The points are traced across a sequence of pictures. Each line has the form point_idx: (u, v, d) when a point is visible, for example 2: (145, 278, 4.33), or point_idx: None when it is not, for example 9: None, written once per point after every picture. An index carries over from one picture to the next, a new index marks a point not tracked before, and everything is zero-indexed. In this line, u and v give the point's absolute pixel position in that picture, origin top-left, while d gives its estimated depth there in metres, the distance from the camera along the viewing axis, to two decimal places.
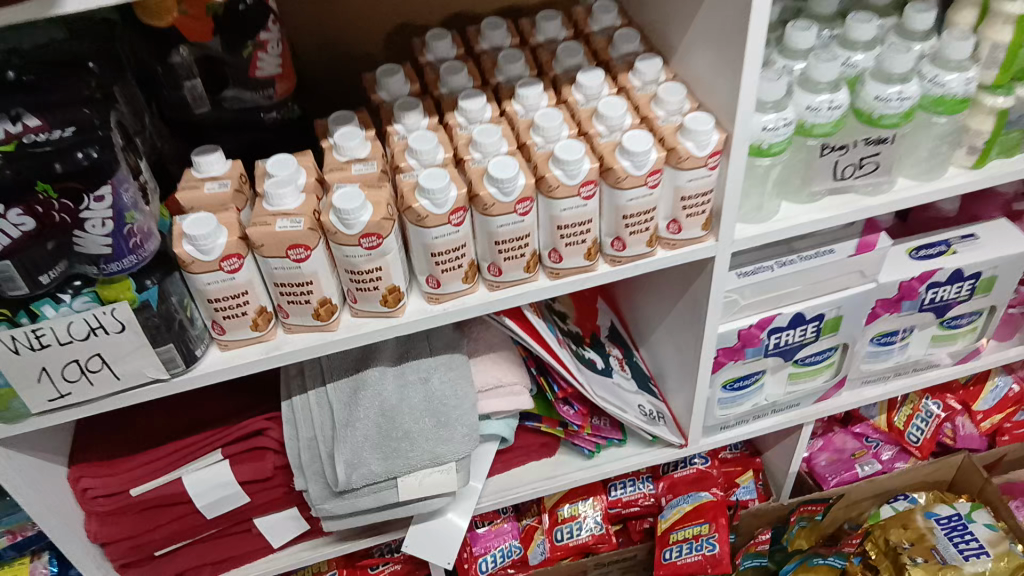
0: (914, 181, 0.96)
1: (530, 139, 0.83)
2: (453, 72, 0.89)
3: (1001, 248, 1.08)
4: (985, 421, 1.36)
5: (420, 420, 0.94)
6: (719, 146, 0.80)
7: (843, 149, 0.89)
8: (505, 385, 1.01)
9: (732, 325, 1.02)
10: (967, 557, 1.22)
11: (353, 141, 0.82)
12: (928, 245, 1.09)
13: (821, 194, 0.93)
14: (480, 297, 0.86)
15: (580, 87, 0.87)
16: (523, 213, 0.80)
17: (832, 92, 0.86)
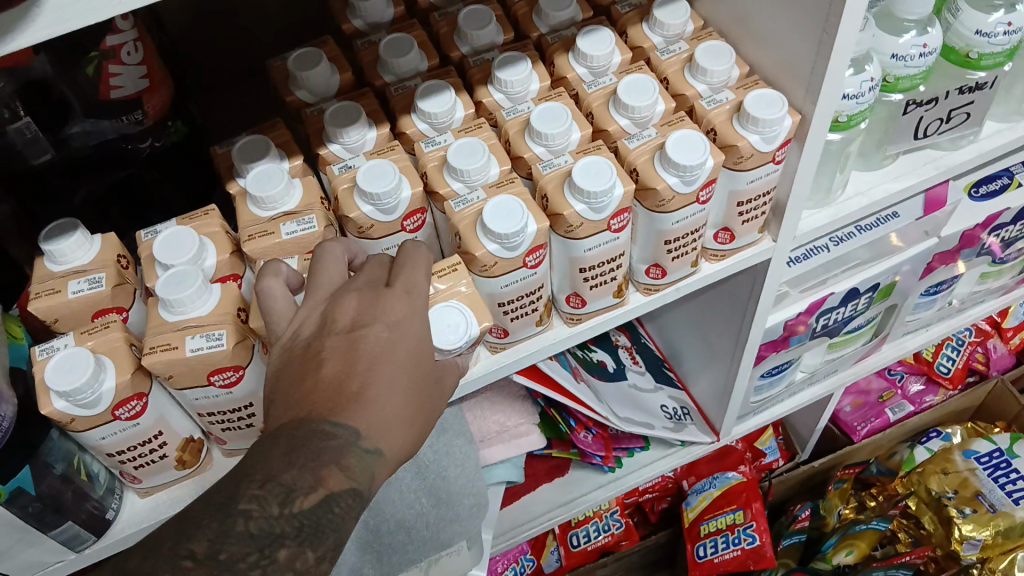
0: (1005, 122, 0.76)
1: (526, 150, 0.59)
2: (398, 51, 0.63)
3: None
4: (1014, 337, 1.26)
5: (415, 504, 0.74)
6: (791, 134, 0.58)
7: (932, 102, 0.67)
8: (510, 429, 0.86)
9: (777, 317, 0.82)
10: (1017, 501, 1.10)
11: (274, 188, 0.56)
12: (987, 178, 0.90)
13: (893, 156, 0.72)
14: (484, 365, 0.64)
15: (582, 59, 0.63)
16: (534, 264, 0.57)
17: (923, 30, 0.63)
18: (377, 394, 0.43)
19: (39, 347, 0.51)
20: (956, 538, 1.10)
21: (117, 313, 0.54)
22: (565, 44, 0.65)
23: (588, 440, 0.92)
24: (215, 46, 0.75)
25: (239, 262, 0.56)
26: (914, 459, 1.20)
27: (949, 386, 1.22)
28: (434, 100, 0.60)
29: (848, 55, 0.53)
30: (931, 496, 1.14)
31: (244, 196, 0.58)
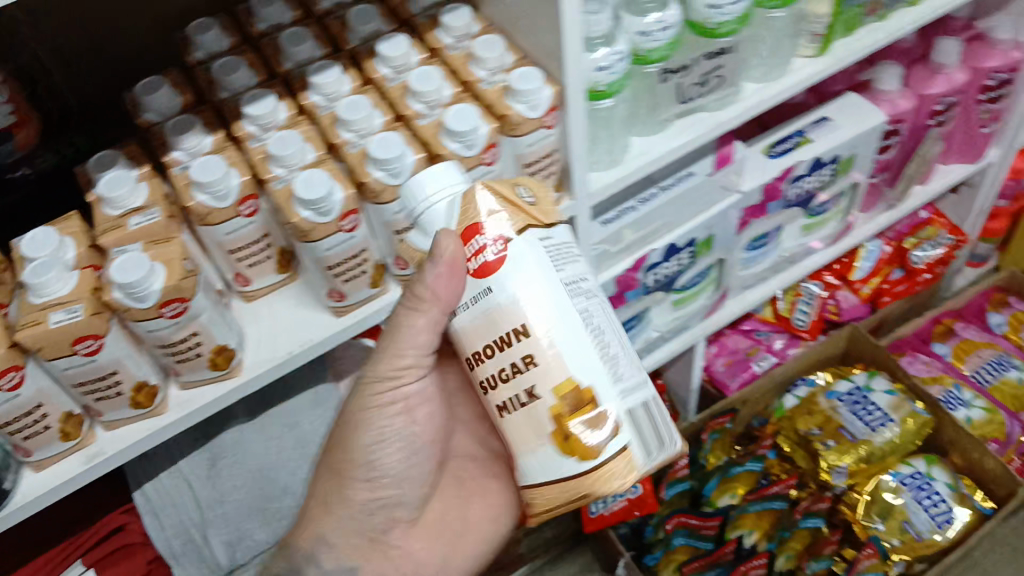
0: (762, 83, 0.91)
1: (338, 137, 0.71)
2: (231, 70, 0.75)
3: (856, 126, 1.05)
4: (864, 287, 1.39)
5: (297, 470, 0.93)
6: (553, 101, 0.71)
7: (684, 70, 0.81)
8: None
9: (607, 275, 0.96)
10: (875, 429, 1.22)
11: (123, 188, 0.67)
12: (783, 138, 1.03)
13: (671, 118, 0.86)
14: (296, 294, 0.78)
15: (384, 60, 0.75)
16: (352, 227, 0.68)
17: (662, 10, 0.76)
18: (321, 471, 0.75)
19: None
20: (824, 467, 1.21)
21: None
22: (371, 53, 0.78)
23: None
24: (91, 74, 0.90)
25: (96, 255, 0.66)
26: (785, 407, 1.31)
27: (807, 336, 1.36)
28: (257, 105, 0.71)
29: (577, 30, 0.67)
30: (800, 435, 1.26)
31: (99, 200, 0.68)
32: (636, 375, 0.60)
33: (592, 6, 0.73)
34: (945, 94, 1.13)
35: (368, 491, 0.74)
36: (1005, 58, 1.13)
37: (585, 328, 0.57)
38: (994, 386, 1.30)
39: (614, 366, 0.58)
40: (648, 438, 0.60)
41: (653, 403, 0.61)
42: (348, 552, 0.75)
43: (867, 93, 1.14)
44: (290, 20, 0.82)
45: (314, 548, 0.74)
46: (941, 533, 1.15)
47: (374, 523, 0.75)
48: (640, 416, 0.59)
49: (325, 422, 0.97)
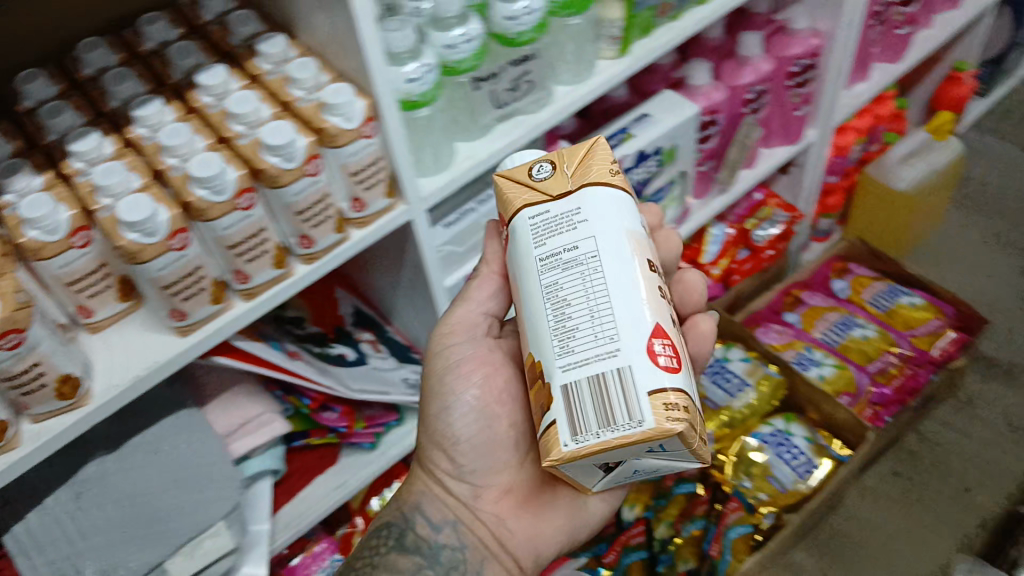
0: (572, 86, 0.90)
1: (229, 131, 0.69)
2: (120, 80, 0.74)
3: (674, 119, 1.10)
4: (715, 269, 1.44)
5: (168, 491, 0.79)
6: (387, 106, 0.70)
7: (493, 78, 0.81)
8: (252, 419, 0.89)
9: (457, 275, 0.96)
10: (734, 395, 1.29)
11: (44, 208, 0.63)
12: (608, 136, 1.08)
13: (491, 123, 0.86)
14: (237, 313, 0.74)
15: (265, 57, 0.73)
16: (248, 206, 0.68)
17: (464, 23, 0.76)
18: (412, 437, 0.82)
19: None
20: None
21: None
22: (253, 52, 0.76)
23: (332, 417, 0.97)
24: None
25: None
26: None
27: None
28: (171, 134, 0.67)
29: None
30: None
31: (16, 218, 0.64)
32: (600, 346, 0.56)
33: (394, 25, 0.73)
34: (753, 84, 1.18)
35: (454, 462, 0.76)
36: (805, 45, 1.20)
37: (549, 309, 0.59)
38: (842, 345, 1.45)
39: (566, 339, 0.57)
40: (589, 417, 0.55)
41: (621, 376, 0.55)
42: (452, 508, 0.77)
43: (682, 90, 1.17)
44: (176, 37, 0.79)
45: (419, 502, 0.78)
46: (804, 481, 1.22)
47: (462, 491, 0.77)
48: (580, 393, 0.55)
49: (187, 448, 0.82)
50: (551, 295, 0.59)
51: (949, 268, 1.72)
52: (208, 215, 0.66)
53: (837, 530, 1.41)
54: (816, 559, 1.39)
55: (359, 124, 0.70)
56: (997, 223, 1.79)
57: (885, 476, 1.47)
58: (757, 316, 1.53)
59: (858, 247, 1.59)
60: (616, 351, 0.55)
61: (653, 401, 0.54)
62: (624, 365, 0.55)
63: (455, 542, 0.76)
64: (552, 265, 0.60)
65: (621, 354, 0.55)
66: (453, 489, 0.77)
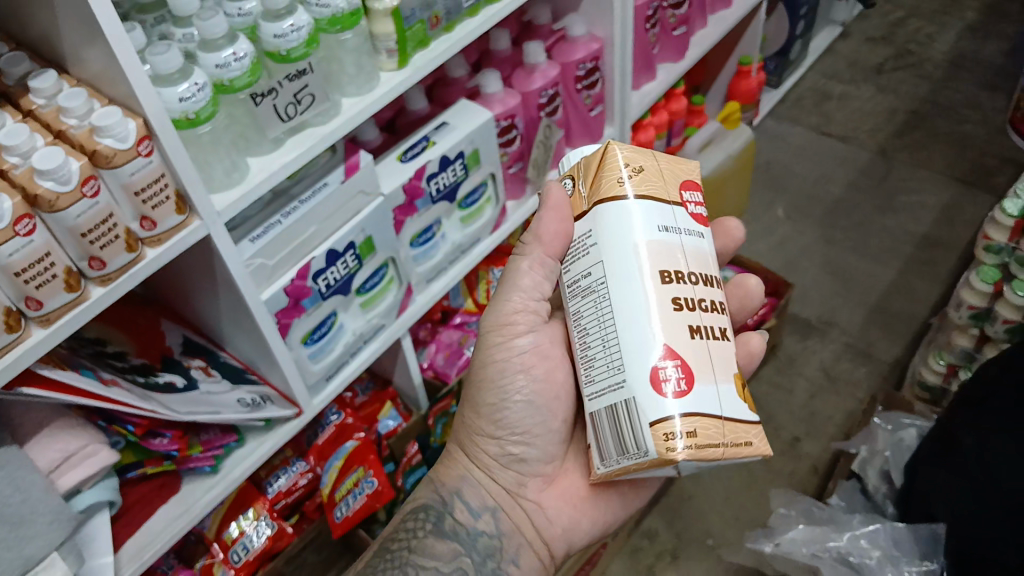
0: (357, 97, 0.97)
1: (3, 164, 0.71)
2: None
3: (469, 124, 1.18)
4: None
5: None
6: (141, 131, 0.74)
7: (273, 92, 0.87)
8: (75, 453, 0.89)
9: (276, 287, 0.99)
10: None
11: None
12: (411, 145, 1.16)
13: (281, 137, 0.91)
14: (37, 340, 0.75)
15: (36, 93, 0.76)
16: (29, 232, 0.70)
17: (233, 44, 0.81)
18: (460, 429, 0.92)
19: None
20: None
21: None
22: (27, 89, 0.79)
23: (162, 442, 0.99)
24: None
25: None
26: None
27: None
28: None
29: None
30: None
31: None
32: (612, 380, 0.70)
33: (160, 48, 0.77)
34: (544, 87, 1.29)
35: (499, 445, 0.87)
36: (586, 49, 1.33)
37: (580, 336, 0.75)
38: None
39: (590, 369, 0.73)
40: (610, 442, 0.71)
41: (629, 407, 0.68)
42: (490, 494, 0.89)
43: (479, 98, 1.26)
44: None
45: (459, 487, 0.90)
46: None
47: (506, 478, 0.88)
48: (603, 419, 0.71)
49: (9, 483, 0.82)
50: (578, 324, 0.75)
51: (758, 241, 1.89)
52: None
53: (684, 493, 1.52)
54: (666, 522, 1.49)
55: (134, 144, 0.73)
56: (795, 198, 1.98)
57: None
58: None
59: None
60: (623, 384, 0.69)
61: (653, 431, 0.66)
62: (629, 398, 0.68)
63: (491, 528, 0.87)
64: (578, 292, 0.76)
65: (626, 388, 0.69)
66: (496, 472, 0.88)
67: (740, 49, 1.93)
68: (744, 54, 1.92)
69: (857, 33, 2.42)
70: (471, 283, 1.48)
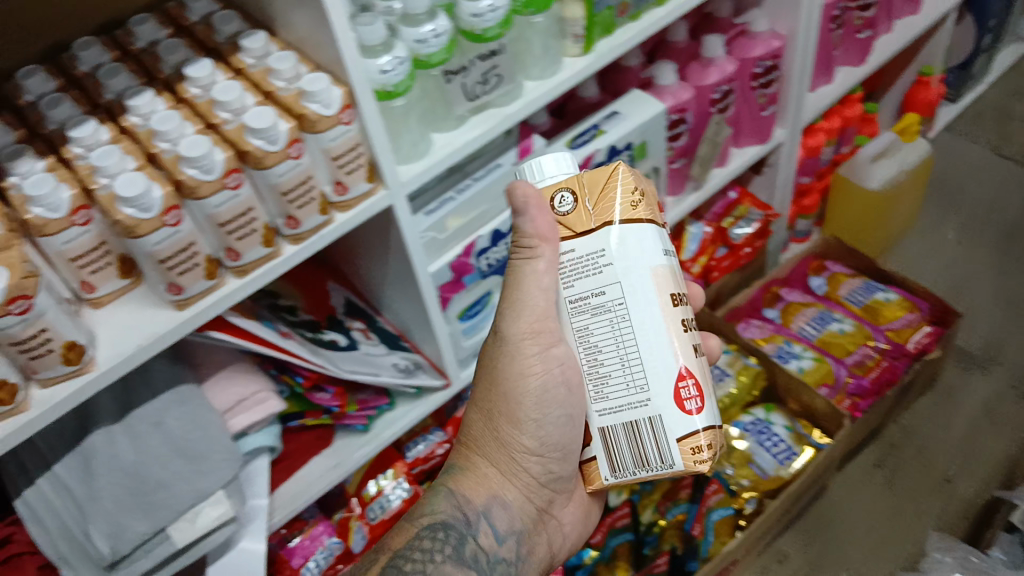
0: (539, 81, 0.98)
1: (215, 118, 0.75)
2: (112, 74, 0.78)
3: (642, 116, 1.16)
4: (695, 266, 1.49)
5: (168, 463, 0.86)
6: (345, 99, 0.77)
7: (464, 71, 0.89)
8: (248, 397, 0.95)
9: (442, 261, 1.01)
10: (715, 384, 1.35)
11: (44, 187, 0.69)
12: (580, 132, 1.15)
13: (466, 114, 0.93)
14: (231, 289, 0.80)
15: (247, 52, 0.79)
16: (236, 186, 0.73)
17: (433, 20, 0.84)
18: (481, 434, 0.84)
19: None
20: None
21: None
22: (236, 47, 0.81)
23: (324, 397, 1.03)
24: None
25: None
26: None
27: None
28: (163, 120, 0.72)
29: None
30: None
31: (21, 197, 0.71)
32: (633, 399, 0.71)
33: (367, 20, 0.80)
34: (719, 84, 1.25)
35: (532, 454, 0.82)
36: (766, 46, 1.28)
37: (586, 351, 0.73)
38: (820, 338, 1.51)
39: (602, 385, 0.72)
40: (625, 455, 0.72)
41: (652, 423, 0.70)
42: (518, 517, 0.84)
43: (652, 89, 1.24)
44: (165, 36, 0.83)
45: (486, 507, 0.83)
46: (785, 468, 1.28)
47: (539, 495, 0.85)
48: (618, 434, 0.72)
49: (191, 421, 0.89)
50: (584, 340, 0.72)
51: (921, 262, 1.79)
52: (199, 193, 0.71)
53: (822, 517, 1.46)
54: (800, 545, 1.43)
55: (337, 111, 0.76)
56: (966, 219, 1.85)
57: (867, 467, 1.51)
58: (739, 311, 1.56)
59: (835, 243, 1.64)
60: (646, 402, 0.70)
61: (679, 445, 0.70)
62: (652, 415, 0.70)
63: (512, 555, 0.82)
64: (583, 308, 0.72)
65: (650, 406, 0.70)
66: (527, 489, 0.84)
67: (920, 59, 1.82)
68: (925, 64, 1.82)
69: None
70: None
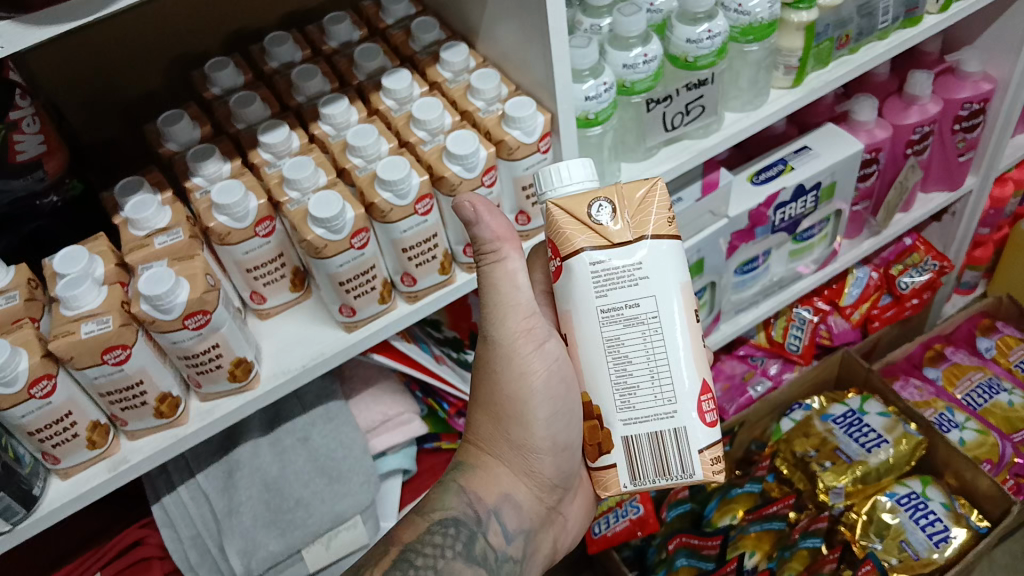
0: (740, 113, 0.89)
1: (410, 136, 0.70)
2: (307, 77, 0.74)
3: (836, 154, 1.05)
4: (855, 314, 1.38)
5: (309, 482, 0.82)
6: (547, 127, 0.71)
7: (668, 99, 0.81)
8: (392, 417, 0.90)
9: None
10: (870, 450, 1.24)
11: (234, 197, 0.64)
12: (766, 167, 1.06)
13: (656, 147, 0.85)
14: (400, 315, 0.75)
15: (446, 65, 0.75)
16: (425, 212, 0.68)
17: (644, 44, 0.77)
18: (480, 433, 0.70)
19: (56, 368, 0.60)
20: (822, 488, 1.22)
21: (122, 350, 0.60)
22: (434, 58, 0.77)
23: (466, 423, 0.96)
24: (106, 115, 0.87)
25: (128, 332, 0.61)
26: (782, 431, 1.32)
27: (800, 361, 1.36)
28: (360, 135, 0.68)
29: None
30: (796, 456, 1.27)
31: (206, 202, 0.66)
32: (659, 409, 0.59)
33: (579, 42, 0.74)
34: (921, 124, 1.12)
35: (539, 457, 0.69)
36: (976, 88, 1.15)
37: (610, 363, 0.59)
38: (986, 410, 1.37)
39: (628, 396, 0.59)
40: (645, 465, 0.60)
41: (677, 436, 0.60)
42: (527, 516, 0.70)
43: (846, 123, 1.12)
44: (359, 38, 0.80)
45: (498, 506, 0.69)
46: (939, 550, 1.16)
47: (544, 494, 0.71)
48: (639, 446, 0.60)
49: (338, 437, 0.85)
50: (611, 352, 0.59)
51: None
52: (388, 217, 0.66)
53: None
54: None
55: (537, 139, 0.70)
56: None
57: (1018, 553, 1.35)
58: (894, 366, 1.46)
59: (1008, 305, 1.50)
60: (672, 415, 0.59)
61: (702, 457, 0.60)
62: (679, 427, 0.59)
63: (519, 554, 0.69)
64: (614, 319, 0.58)
65: (677, 417, 0.59)
66: (540, 489, 0.71)
67: None
68: None
69: None
70: (768, 318, 1.38)
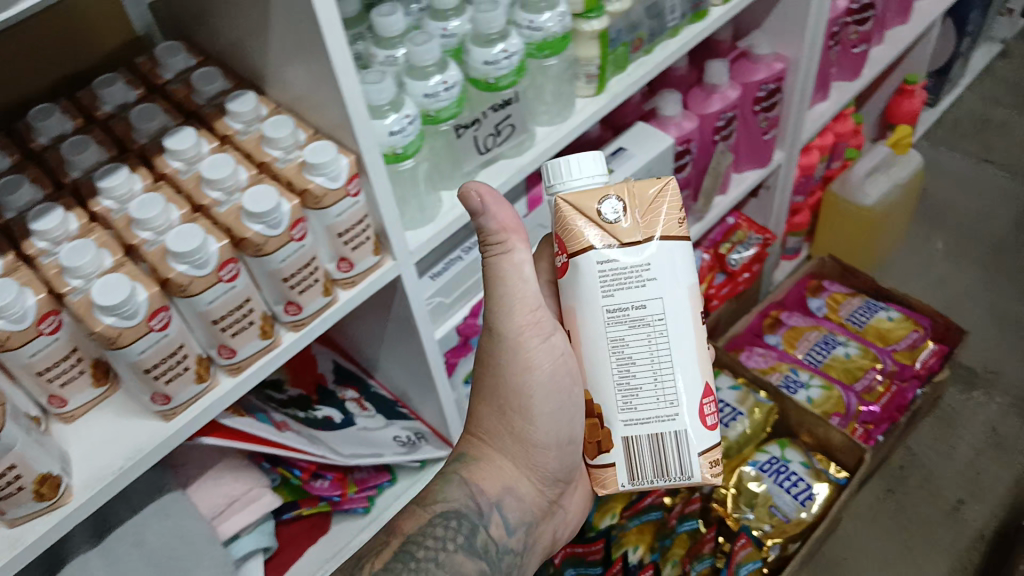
0: (551, 127, 0.89)
1: (205, 199, 0.65)
2: (79, 149, 0.68)
3: (649, 151, 1.08)
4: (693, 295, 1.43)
5: None
6: (352, 169, 0.67)
7: (476, 124, 0.80)
8: (239, 497, 0.86)
9: (447, 326, 0.98)
10: (728, 424, 1.29)
11: (8, 295, 0.57)
12: None
13: (473, 171, 0.84)
14: (224, 391, 0.69)
15: (234, 117, 0.70)
16: (231, 278, 0.63)
17: (442, 71, 0.75)
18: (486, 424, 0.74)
19: None
20: None
21: None
22: (221, 111, 0.72)
23: (323, 485, 0.94)
24: None
25: None
26: None
27: None
28: (145, 206, 0.62)
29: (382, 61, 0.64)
30: None
31: None
32: (660, 411, 0.62)
33: (372, 78, 0.71)
34: (723, 111, 1.17)
35: (543, 451, 0.72)
36: (770, 69, 1.20)
37: (614, 364, 0.62)
38: (825, 365, 1.44)
39: (630, 398, 0.62)
40: (644, 465, 0.63)
41: (677, 438, 0.62)
42: (528, 510, 0.74)
43: (654, 120, 1.15)
44: (137, 97, 0.74)
45: (501, 498, 0.73)
46: (806, 509, 1.22)
47: (546, 485, 0.75)
48: (638, 447, 0.62)
49: (179, 532, 0.78)
50: (615, 352, 0.61)
51: (910, 278, 1.74)
52: (189, 291, 0.61)
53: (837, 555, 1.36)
54: None
55: (344, 183, 0.67)
56: (954, 230, 1.81)
57: (879, 495, 1.42)
58: (738, 338, 1.52)
59: (831, 265, 1.60)
60: (674, 417, 0.62)
61: (701, 460, 0.63)
62: (681, 430, 0.62)
63: (519, 547, 0.74)
64: (620, 319, 0.61)
65: (678, 420, 0.62)
66: (542, 483, 0.75)
67: (905, 68, 1.80)
68: (909, 73, 1.79)
69: (1020, 52, 2.23)
70: None
